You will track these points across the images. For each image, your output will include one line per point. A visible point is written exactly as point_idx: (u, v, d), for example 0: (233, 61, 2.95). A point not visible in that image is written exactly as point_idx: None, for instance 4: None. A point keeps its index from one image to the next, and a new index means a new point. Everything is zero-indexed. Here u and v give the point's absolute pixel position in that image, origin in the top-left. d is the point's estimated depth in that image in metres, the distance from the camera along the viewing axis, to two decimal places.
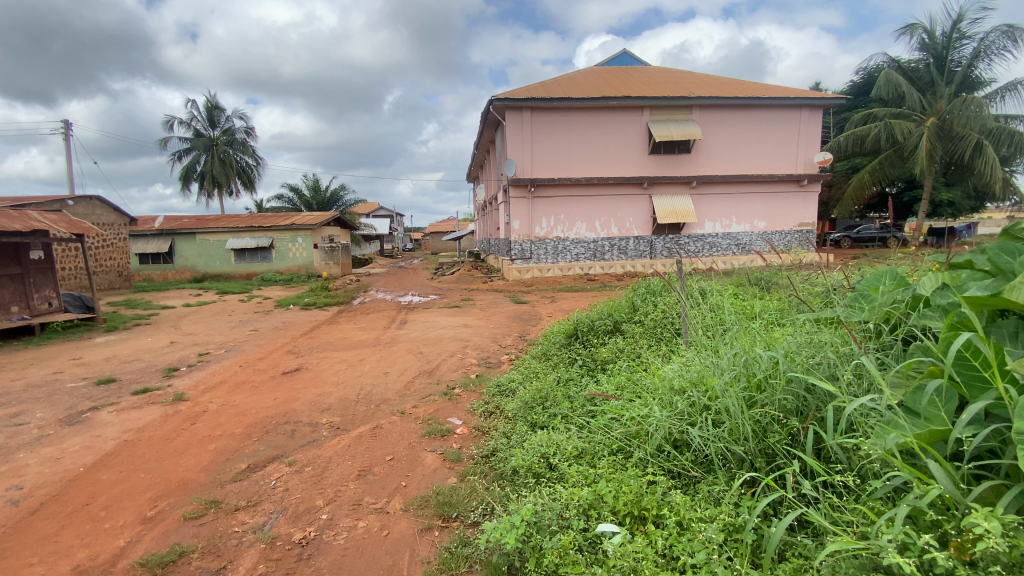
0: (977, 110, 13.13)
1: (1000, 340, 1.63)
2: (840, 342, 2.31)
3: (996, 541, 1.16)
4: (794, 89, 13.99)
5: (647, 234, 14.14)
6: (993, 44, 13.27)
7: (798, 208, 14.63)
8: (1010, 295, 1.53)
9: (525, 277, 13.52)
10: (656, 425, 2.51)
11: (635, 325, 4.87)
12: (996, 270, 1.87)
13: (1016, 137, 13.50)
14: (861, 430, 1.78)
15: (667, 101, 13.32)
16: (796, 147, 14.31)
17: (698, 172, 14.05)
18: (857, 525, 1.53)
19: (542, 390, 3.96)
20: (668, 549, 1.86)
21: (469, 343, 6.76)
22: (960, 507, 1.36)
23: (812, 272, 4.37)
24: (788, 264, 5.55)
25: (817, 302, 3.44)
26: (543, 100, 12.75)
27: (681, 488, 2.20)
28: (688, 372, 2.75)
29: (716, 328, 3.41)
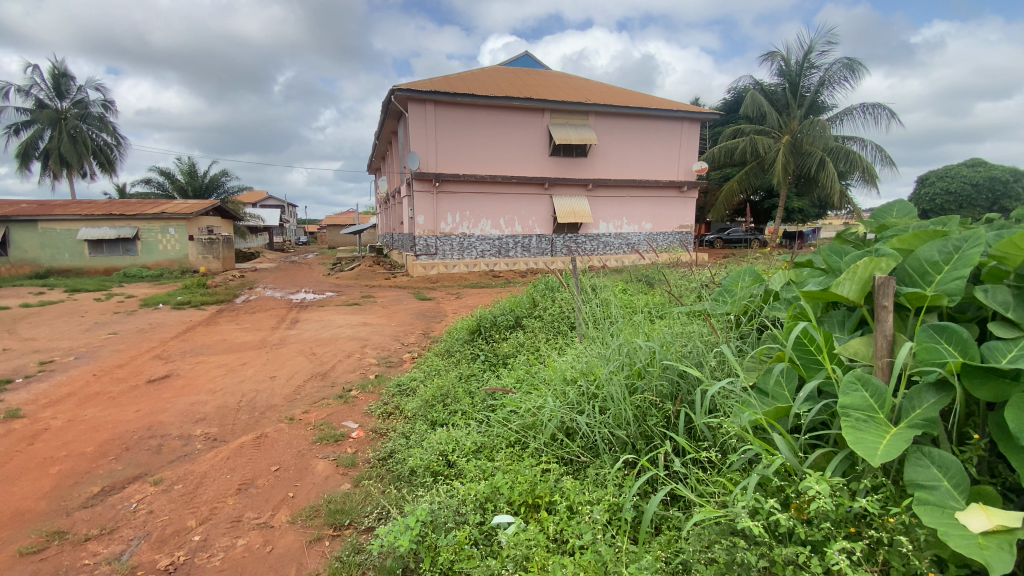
0: (821, 131, 15.49)
1: (832, 329, 1.90)
2: (707, 332, 2.57)
3: (825, 499, 1.37)
4: (677, 102, 15.30)
5: (548, 232, 14.66)
6: (836, 74, 15.60)
7: (679, 211, 16.08)
8: (835, 290, 1.79)
9: (429, 273, 13.29)
10: (549, 415, 2.60)
11: (534, 320, 5.02)
12: (828, 266, 2.17)
13: (851, 155, 15.81)
14: (722, 409, 2.00)
15: (566, 106, 13.87)
16: (678, 156, 15.67)
17: (595, 175, 14.83)
18: (718, 494, 1.70)
19: (444, 387, 3.92)
20: (558, 534, 1.95)
21: (368, 342, 6.49)
22: (798, 473, 1.57)
23: (689, 269, 4.83)
24: (669, 262, 6.09)
25: (691, 298, 3.80)
26: (448, 95, 12.60)
27: (571, 473, 2.30)
28: (579, 363, 2.90)
29: (605, 321, 3.63)
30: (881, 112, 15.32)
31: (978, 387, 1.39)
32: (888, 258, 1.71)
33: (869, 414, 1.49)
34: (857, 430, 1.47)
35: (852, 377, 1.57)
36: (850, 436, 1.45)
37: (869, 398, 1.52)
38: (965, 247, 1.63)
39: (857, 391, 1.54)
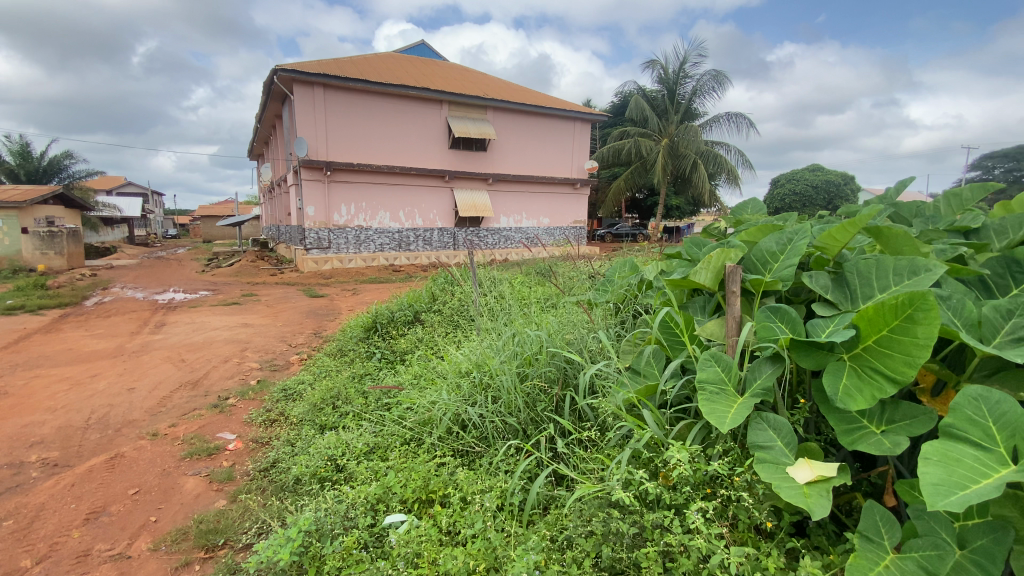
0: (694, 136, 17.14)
1: (696, 313, 2.11)
2: (590, 321, 2.73)
3: (685, 465, 1.52)
4: (570, 102, 15.96)
5: (450, 225, 14.55)
6: (706, 84, 17.31)
7: (573, 207, 16.85)
8: (694, 278, 1.99)
9: (322, 269, 12.52)
10: (443, 408, 2.59)
11: (433, 314, 4.96)
12: (690, 257, 2.41)
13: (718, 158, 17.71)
14: (601, 391, 2.13)
15: (463, 99, 13.82)
16: (572, 154, 16.37)
17: (494, 169, 14.95)
18: (596, 470, 1.82)
19: (334, 388, 3.72)
20: (451, 526, 1.94)
21: (250, 345, 5.95)
22: (664, 445, 1.72)
23: (580, 263, 5.06)
24: (562, 256, 6.32)
25: (579, 290, 3.98)
26: (338, 79, 11.92)
27: (465, 464, 2.31)
28: (473, 355, 2.92)
29: (499, 313, 3.69)
30: (742, 120, 17.31)
31: (804, 357, 1.61)
32: (736, 249, 1.93)
33: (720, 387, 1.68)
34: (711, 401, 1.64)
35: (707, 354, 1.75)
36: (705, 407, 1.61)
37: (720, 371, 1.71)
38: (796, 239, 1.89)
39: (711, 366, 1.72)
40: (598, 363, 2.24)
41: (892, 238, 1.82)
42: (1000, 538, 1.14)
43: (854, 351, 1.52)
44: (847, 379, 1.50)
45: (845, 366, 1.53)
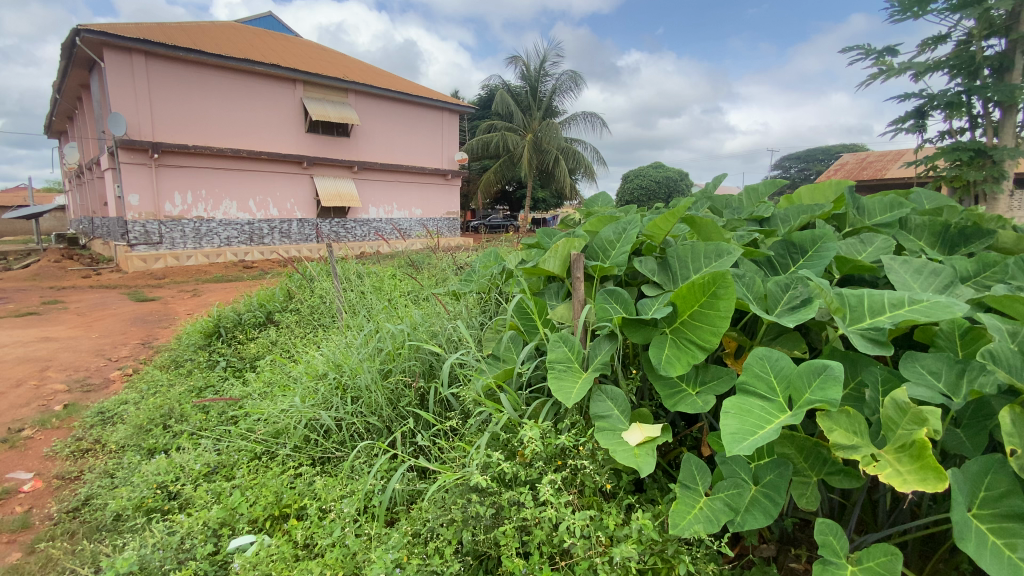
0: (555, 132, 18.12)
1: (552, 299, 2.23)
2: (453, 313, 2.72)
3: (535, 442, 1.58)
4: (436, 91, 15.78)
5: (311, 217, 13.52)
6: (564, 84, 18.44)
7: (444, 198, 16.76)
8: (544, 266, 2.10)
9: (154, 267, 10.79)
10: (296, 416, 2.40)
11: (288, 315, 4.58)
12: (543, 247, 2.53)
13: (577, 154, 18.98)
14: (462, 379, 2.14)
15: (321, 80, 12.86)
16: (441, 144, 16.22)
17: (358, 157, 14.19)
18: (457, 458, 1.82)
19: (166, 404, 3.24)
20: (307, 539, 1.81)
21: (53, 363, 4.92)
22: (519, 425, 1.78)
23: (444, 255, 5.06)
24: (428, 248, 6.27)
25: (442, 282, 3.97)
26: (164, 47, 10.31)
27: (323, 472, 2.17)
28: (330, 356, 2.74)
29: (358, 309, 3.51)
30: (596, 120, 18.78)
31: (635, 333, 1.79)
32: (580, 238, 2.07)
33: (567, 364, 1.78)
34: (559, 378, 1.73)
35: (556, 336, 1.85)
36: (553, 385, 1.69)
37: (568, 351, 1.82)
38: (629, 228, 2.09)
39: (559, 346, 1.82)
40: (458, 351, 2.25)
41: (704, 227, 2.11)
42: (783, 471, 1.38)
43: (673, 325, 1.73)
44: (669, 350, 1.71)
45: (668, 339, 1.73)
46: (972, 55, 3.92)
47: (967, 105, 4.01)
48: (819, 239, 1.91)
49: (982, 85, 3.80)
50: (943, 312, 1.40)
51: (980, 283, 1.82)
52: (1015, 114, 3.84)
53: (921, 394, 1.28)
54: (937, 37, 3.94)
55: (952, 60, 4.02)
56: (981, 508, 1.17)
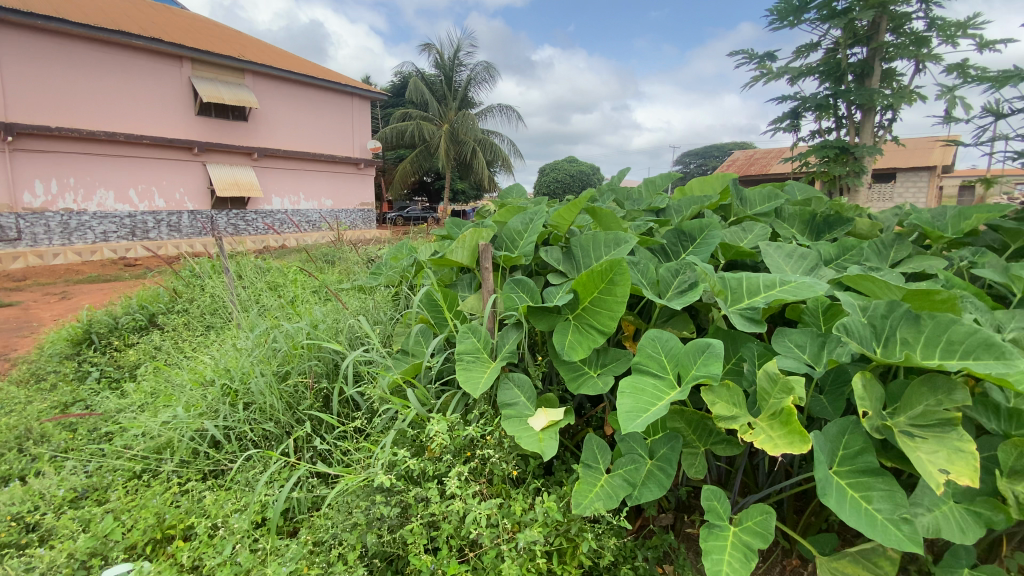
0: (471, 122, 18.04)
1: (464, 291, 2.19)
2: (357, 308, 2.60)
3: (440, 436, 1.54)
4: (345, 76, 15.02)
5: (205, 208, 12.37)
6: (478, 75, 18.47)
7: (357, 188, 16.08)
8: (452, 256, 2.03)
9: (11, 267, 9.31)
10: (180, 428, 2.17)
11: (175, 316, 4.16)
12: (451, 238, 2.49)
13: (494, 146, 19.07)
14: (366, 377, 2.03)
15: (213, 58, 11.74)
16: (351, 132, 15.50)
17: (259, 144, 13.18)
18: (361, 459, 1.75)
19: (20, 424, 2.80)
20: (195, 560, 1.65)
21: None
22: (425, 420, 1.73)
23: (351, 249, 4.86)
24: (335, 242, 5.99)
25: (348, 277, 3.80)
26: (14, 11, 8.86)
27: (214, 486, 1.99)
28: (220, 359, 2.51)
29: (253, 306, 3.26)
30: (512, 112, 18.96)
31: (540, 321, 1.83)
32: (488, 227, 2.02)
33: (475, 355, 1.73)
34: (467, 369, 1.68)
35: (465, 327, 1.79)
36: (460, 376, 1.64)
37: (477, 341, 1.77)
38: (535, 220, 2.11)
39: (468, 337, 1.76)
40: (361, 347, 2.15)
41: (604, 217, 2.18)
42: (674, 445, 1.46)
43: (575, 311, 1.78)
44: (572, 335, 1.75)
45: (572, 325, 1.77)
46: (838, 62, 4.40)
47: (834, 107, 4.49)
48: (705, 228, 2.06)
49: (846, 90, 4.27)
50: (808, 291, 1.55)
51: (841, 265, 2.04)
52: (872, 116, 4.36)
53: (789, 365, 1.41)
54: (809, 45, 4.36)
55: (822, 66, 4.48)
56: (840, 465, 1.28)
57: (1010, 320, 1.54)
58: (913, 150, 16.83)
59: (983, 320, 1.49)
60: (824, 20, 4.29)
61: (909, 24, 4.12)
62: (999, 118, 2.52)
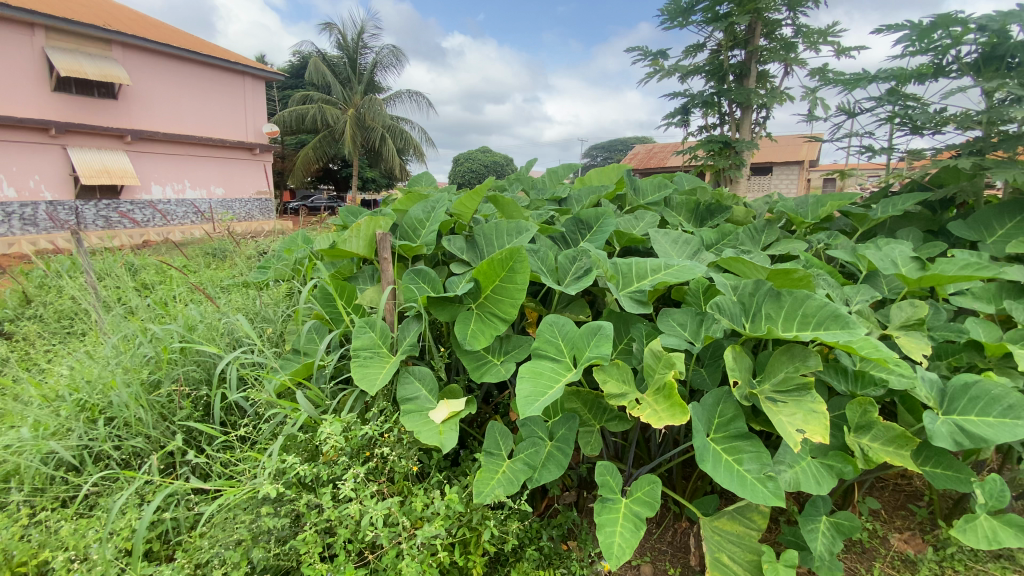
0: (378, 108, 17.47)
1: (364, 284, 2.08)
2: (239, 306, 2.37)
3: (334, 437, 1.44)
4: (234, 53, 13.75)
5: (68, 198, 10.78)
6: (385, 58, 18.53)
7: (252, 175, 14.83)
8: (344, 246, 1.87)
9: None
10: (20, 454, 1.85)
11: (22, 322, 3.59)
12: (346, 226, 2.34)
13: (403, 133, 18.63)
14: (252, 379, 1.86)
15: (72, 26, 10.34)
16: (243, 114, 14.26)
17: (132, 125, 11.71)
18: (247, 469, 1.61)
19: None
20: None
21: None
22: (317, 423, 1.61)
23: (240, 243, 4.49)
24: (223, 234, 5.51)
25: (234, 271, 3.49)
26: None
27: (68, 516, 1.72)
28: (74, 371, 2.18)
29: (116, 306, 2.88)
30: (421, 99, 18.57)
31: (441, 311, 1.75)
32: (386, 216, 1.90)
33: (374, 350, 1.63)
34: (363, 365, 1.58)
35: (362, 321, 1.68)
36: (356, 372, 1.54)
37: (375, 336, 1.66)
38: (437, 207, 2.05)
39: (365, 332, 1.65)
40: (242, 349, 1.97)
41: (505, 205, 2.17)
42: (571, 425, 1.51)
43: (477, 300, 1.74)
44: (473, 325, 1.71)
45: (473, 314, 1.73)
46: (721, 63, 4.76)
47: (718, 105, 4.87)
48: (601, 216, 2.14)
49: (727, 89, 4.65)
50: (687, 274, 1.66)
51: (720, 249, 2.22)
52: (749, 114, 4.79)
53: (672, 342, 1.50)
54: (696, 45, 4.68)
55: (708, 66, 4.84)
56: (717, 433, 1.39)
57: (855, 294, 1.76)
58: (783, 146, 18.91)
59: (833, 294, 1.69)
60: (708, 23, 4.62)
61: (780, 30, 4.56)
62: (848, 117, 2.87)
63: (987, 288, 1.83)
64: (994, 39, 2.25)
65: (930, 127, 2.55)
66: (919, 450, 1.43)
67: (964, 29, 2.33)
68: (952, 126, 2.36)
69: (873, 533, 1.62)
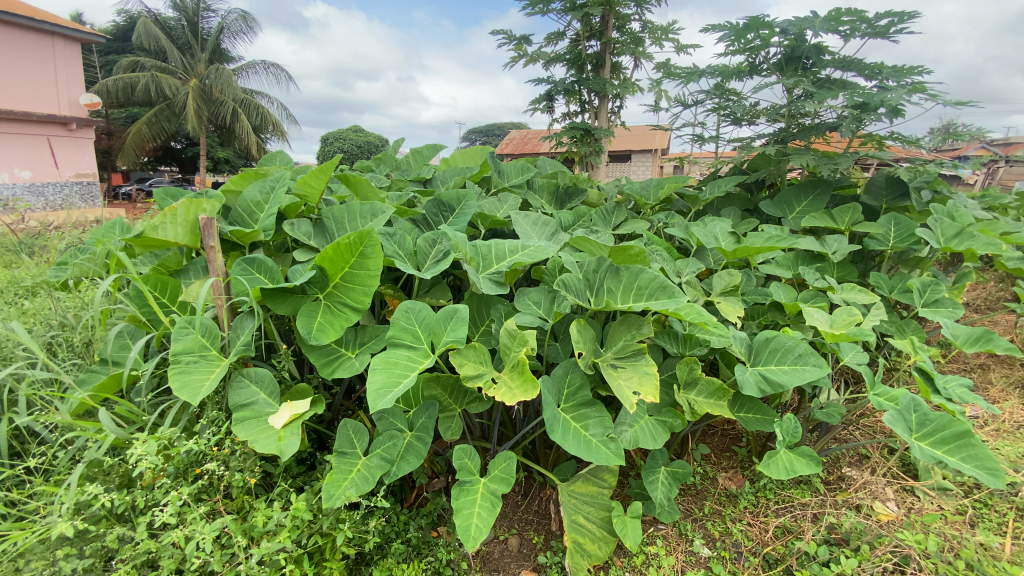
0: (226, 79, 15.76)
1: (194, 276, 1.82)
2: (25, 314, 1.93)
3: (147, 459, 1.23)
4: (36, 7, 11.30)
5: None
6: (233, 25, 16.67)
7: (71, 155, 12.32)
8: (155, 235, 1.60)
9: None
10: None
11: None
12: (165, 211, 2.01)
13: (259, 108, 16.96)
14: (44, 399, 1.54)
15: None
16: (54, 83, 11.82)
17: None
18: (37, 508, 1.33)
19: None
20: None
21: None
22: (129, 443, 1.38)
23: (40, 239, 3.71)
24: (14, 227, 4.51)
25: (25, 270, 2.85)
26: None
27: None
28: None
29: None
30: (280, 72, 17.00)
31: (280, 305, 1.59)
32: (211, 199, 1.66)
33: (199, 354, 1.43)
34: (184, 373, 1.37)
35: (182, 321, 1.45)
36: (175, 382, 1.34)
37: (199, 337, 1.46)
38: (277, 188, 1.85)
39: (186, 333, 1.43)
40: (26, 364, 1.61)
41: (358, 185, 2.03)
42: (431, 412, 1.48)
43: (324, 291, 1.60)
44: (320, 317, 1.58)
45: (319, 306, 1.60)
46: (580, 53, 4.99)
47: (578, 93, 5.10)
48: (462, 198, 2.11)
49: (586, 78, 4.89)
50: (540, 254, 1.70)
51: (575, 230, 2.33)
52: (606, 103, 5.09)
53: (524, 321, 1.52)
54: (557, 33, 4.83)
55: (568, 54, 5.04)
56: (566, 404, 1.46)
57: (685, 267, 1.95)
58: (639, 136, 20.66)
59: (665, 268, 1.86)
60: (567, 12, 4.78)
61: (630, 24, 4.88)
62: (684, 107, 3.17)
63: (787, 256, 2.15)
64: (793, 42, 2.62)
65: (747, 118, 2.92)
66: (736, 400, 1.64)
67: (770, 32, 2.67)
68: (764, 118, 2.71)
69: (704, 475, 1.85)
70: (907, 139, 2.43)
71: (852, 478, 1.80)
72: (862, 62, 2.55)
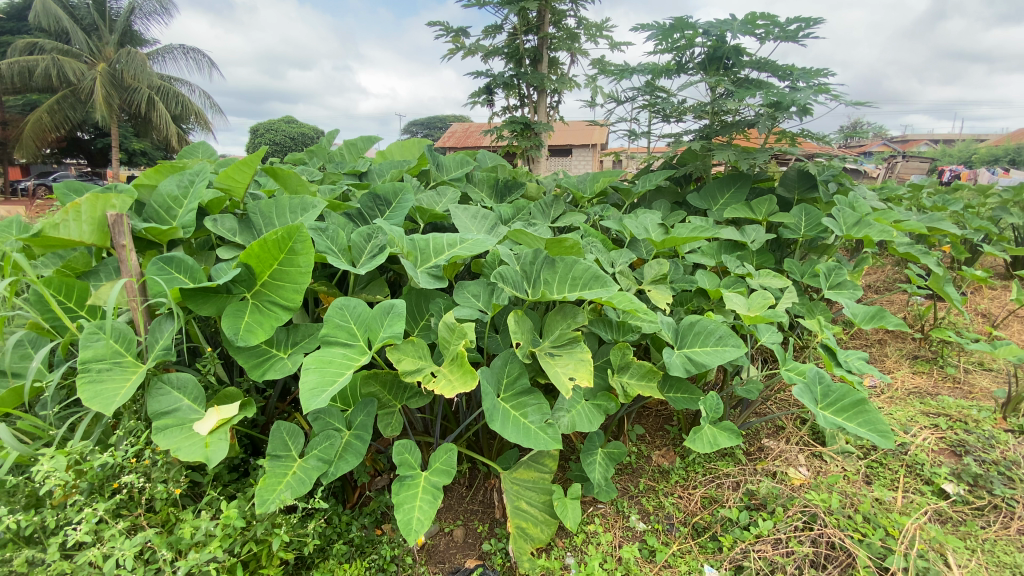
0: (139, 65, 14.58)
1: (105, 277, 1.69)
2: None
3: (55, 475, 1.14)
4: None
5: None
6: (145, 5, 15.36)
7: None
8: (54, 233, 1.46)
9: None
10: None
11: None
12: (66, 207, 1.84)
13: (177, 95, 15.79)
14: None
15: None
16: None
17: None
18: None
19: None
20: None
21: None
22: (32, 460, 1.26)
23: None
24: None
25: None
26: None
27: None
28: None
29: None
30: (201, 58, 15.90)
31: (202, 305, 1.50)
32: (119, 194, 1.54)
33: (112, 361, 1.34)
34: (94, 381, 1.28)
35: (92, 326, 1.34)
36: (84, 393, 1.24)
37: (112, 343, 1.36)
38: (196, 182, 1.75)
39: (97, 339, 1.32)
40: None
41: (286, 178, 1.95)
42: (369, 409, 1.47)
43: (252, 289, 1.54)
44: (247, 317, 1.51)
45: (246, 306, 1.53)
46: (518, 47, 5.02)
47: (517, 87, 5.14)
48: (399, 191, 2.09)
49: (524, 72, 4.94)
50: (478, 247, 1.71)
51: (515, 223, 2.35)
52: (544, 97, 5.16)
53: (463, 314, 1.53)
54: (494, 26, 4.83)
55: (506, 48, 5.07)
56: (506, 394, 1.49)
57: (618, 257, 2.03)
58: (578, 133, 21.08)
59: (600, 259, 1.93)
60: (503, 5, 4.79)
61: (565, 20, 4.97)
62: (618, 103, 3.28)
63: (710, 245, 2.29)
64: (716, 43, 2.78)
65: (675, 115, 3.06)
66: (665, 381, 1.74)
67: (694, 32, 2.82)
68: (691, 115, 2.85)
69: (638, 454, 1.95)
70: (816, 135, 2.65)
71: (769, 448, 1.95)
72: (776, 63, 2.74)
